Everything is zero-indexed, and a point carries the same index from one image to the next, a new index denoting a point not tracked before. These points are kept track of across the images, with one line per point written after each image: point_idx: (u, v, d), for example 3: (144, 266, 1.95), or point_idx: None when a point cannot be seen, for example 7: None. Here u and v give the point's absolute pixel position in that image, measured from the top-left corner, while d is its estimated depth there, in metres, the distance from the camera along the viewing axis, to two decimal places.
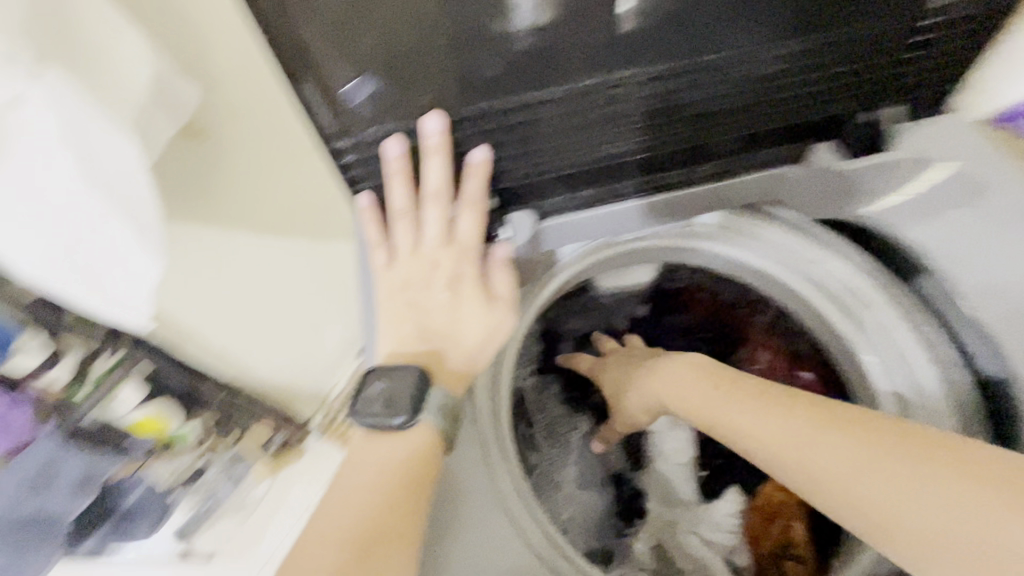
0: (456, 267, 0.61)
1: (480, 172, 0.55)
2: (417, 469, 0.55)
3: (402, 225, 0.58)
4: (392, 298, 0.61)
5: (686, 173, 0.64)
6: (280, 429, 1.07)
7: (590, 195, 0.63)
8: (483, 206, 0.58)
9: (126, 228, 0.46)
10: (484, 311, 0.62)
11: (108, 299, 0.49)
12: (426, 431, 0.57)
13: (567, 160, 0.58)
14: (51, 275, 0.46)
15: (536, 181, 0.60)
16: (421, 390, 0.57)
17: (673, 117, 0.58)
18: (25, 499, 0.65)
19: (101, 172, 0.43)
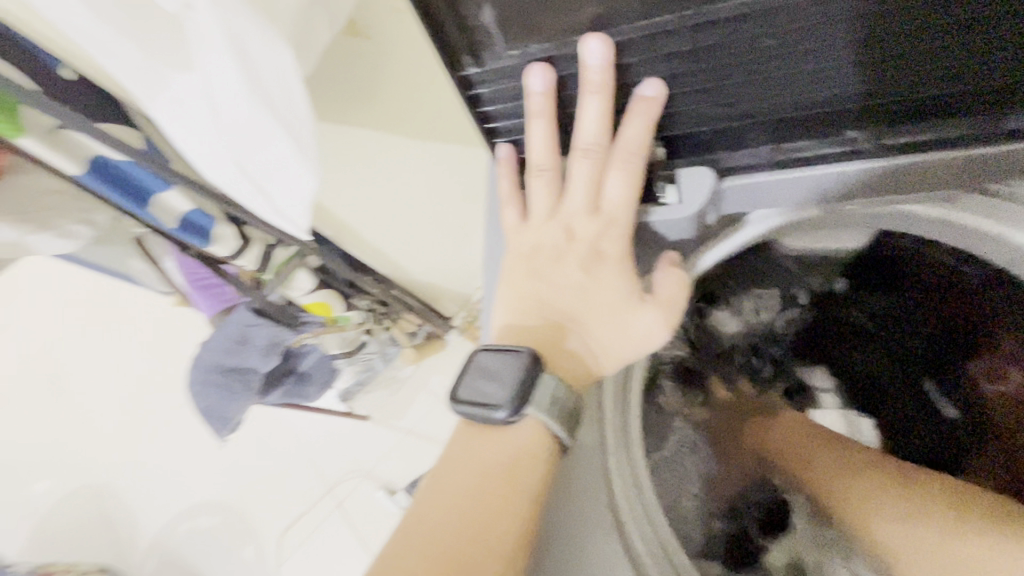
0: (598, 241, 0.48)
1: (648, 112, 0.42)
2: (532, 473, 0.41)
3: (541, 180, 0.48)
4: (515, 268, 0.50)
5: (970, 127, 0.40)
6: (426, 323, 1.16)
7: (797, 149, 0.45)
8: (642, 158, 0.45)
9: (287, 141, 0.47)
10: (624, 307, 0.46)
11: (273, 207, 0.52)
12: (536, 434, 0.43)
13: (765, 97, 0.42)
14: (231, 184, 0.50)
15: (725, 126, 0.44)
16: (534, 378, 0.42)
17: (947, 38, 0.36)
18: (232, 351, 0.83)
19: (262, 87, 0.44)
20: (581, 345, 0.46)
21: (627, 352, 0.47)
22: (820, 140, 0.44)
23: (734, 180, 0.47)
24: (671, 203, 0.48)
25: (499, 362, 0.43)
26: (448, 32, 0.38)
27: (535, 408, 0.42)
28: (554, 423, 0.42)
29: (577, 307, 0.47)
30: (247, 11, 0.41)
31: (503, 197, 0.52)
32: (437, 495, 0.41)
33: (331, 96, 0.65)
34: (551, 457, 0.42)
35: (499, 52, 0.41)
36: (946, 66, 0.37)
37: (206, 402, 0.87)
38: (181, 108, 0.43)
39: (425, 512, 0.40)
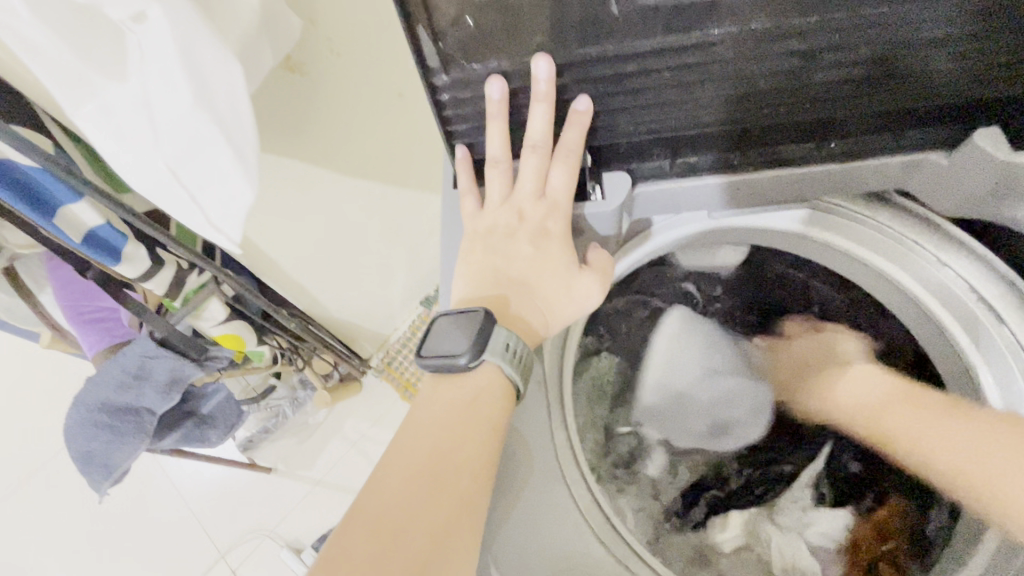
0: (544, 222, 0.52)
1: (582, 123, 0.48)
2: (496, 406, 0.45)
3: (494, 172, 0.52)
4: (472, 249, 0.53)
5: (803, 154, 0.52)
6: (343, 362, 1.12)
7: (691, 162, 0.53)
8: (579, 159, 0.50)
9: (227, 150, 0.48)
10: (569, 272, 0.52)
11: (206, 217, 0.50)
12: (494, 378, 0.45)
13: (658, 122, 0.50)
14: (159, 188, 0.48)
15: (639, 141, 0.52)
16: (489, 329, 0.45)
17: (777, 90, 0.47)
18: (123, 389, 0.75)
19: (207, 96, 0.45)
20: (524, 306, 0.50)
21: (568, 313, 0.52)
22: (710, 161, 0.53)
23: (647, 184, 0.54)
24: (596, 200, 0.53)
25: (454, 322, 0.46)
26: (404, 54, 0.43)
27: (492, 354, 0.45)
28: (512, 367, 0.45)
29: (530, 276, 0.51)
30: (202, 26, 0.43)
31: (461, 188, 0.54)
32: (405, 432, 0.43)
33: (270, 124, 0.67)
34: (509, 395, 0.46)
35: (462, 66, 0.45)
36: (789, 100, 0.48)
37: (87, 446, 0.77)
38: (113, 113, 0.44)
39: (397, 445, 0.42)
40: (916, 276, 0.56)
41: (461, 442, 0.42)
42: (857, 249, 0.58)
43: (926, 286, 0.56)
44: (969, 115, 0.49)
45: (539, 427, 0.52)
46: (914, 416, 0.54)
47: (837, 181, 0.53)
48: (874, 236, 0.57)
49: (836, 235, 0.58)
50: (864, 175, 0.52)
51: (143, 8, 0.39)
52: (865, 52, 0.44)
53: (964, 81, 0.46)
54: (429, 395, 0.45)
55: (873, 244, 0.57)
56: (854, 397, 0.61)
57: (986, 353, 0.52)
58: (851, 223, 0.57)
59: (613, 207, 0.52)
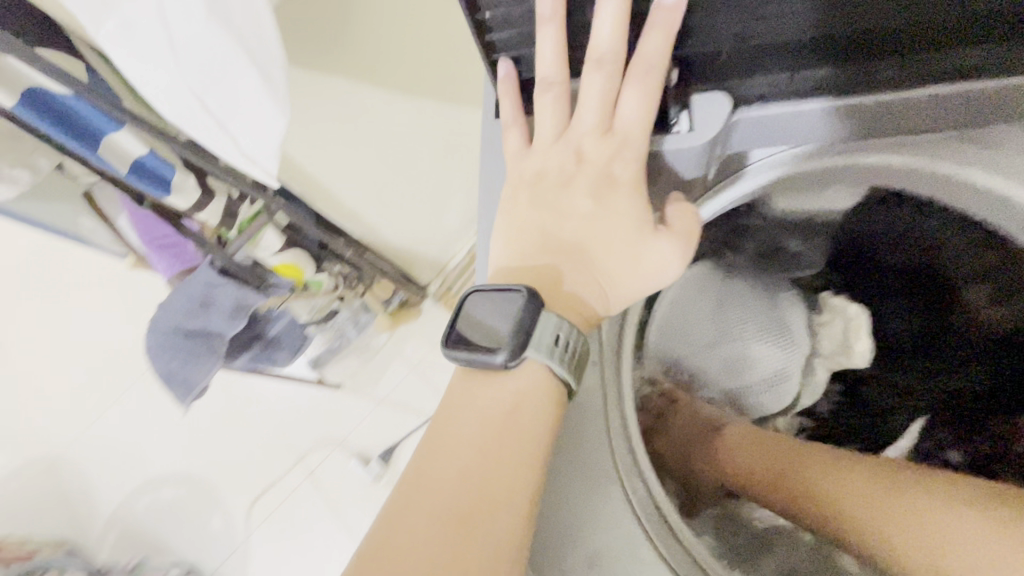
0: (609, 164, 0.44)
1: (670, 24, 0.38)
2: (539, 421, 0.39)
3: (549, 98, 0.44)
4: (517, 198, 0.46)
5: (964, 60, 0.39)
6: (401, 290, 1.12)
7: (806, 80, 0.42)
8: (660, 77, 0.41)
9: (253, 70, 0.43)
10: (640, 235, 0.43)
11: (240, 150, 0.47)
12: (538, 378, 0.40)
13: (769, 24, 0.38)
14: (186, 116, 0.44)
15: (741, 51, 0.40)
16: (534, 319, 0.39)
17: None
18: (191, 314, 0.77)
19: (224, 6, 0.40)
20: (579, 279, 0.43)
21: (638, 286, 0.43)
22: (834, 75, 0.41)
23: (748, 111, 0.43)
24: (682, 132, 0.44)
25: (493, 306, 0.41)
26: None
27: (536, 351, 0.39)
28: (561, 366, 0.40)
29: (586, 239, 0.43)
30: None
31: (505, 120, 0.47)
32: (437, 448, 0.38)
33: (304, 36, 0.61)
34: (558, 400, 0.41)
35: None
36: None
37: (167, 366, 0.82)
38: (134, 30, 0.39)
39: (428, 465, 0.37)
40: None
41: (501, 453, 0.37)
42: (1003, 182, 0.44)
43: None
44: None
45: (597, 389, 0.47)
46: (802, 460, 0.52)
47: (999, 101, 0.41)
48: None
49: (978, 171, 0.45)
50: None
51: None
52: None
53: None
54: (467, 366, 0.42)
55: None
56: (743, 440, 0.58)
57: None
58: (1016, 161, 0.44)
59: (706, 139, 0.43)
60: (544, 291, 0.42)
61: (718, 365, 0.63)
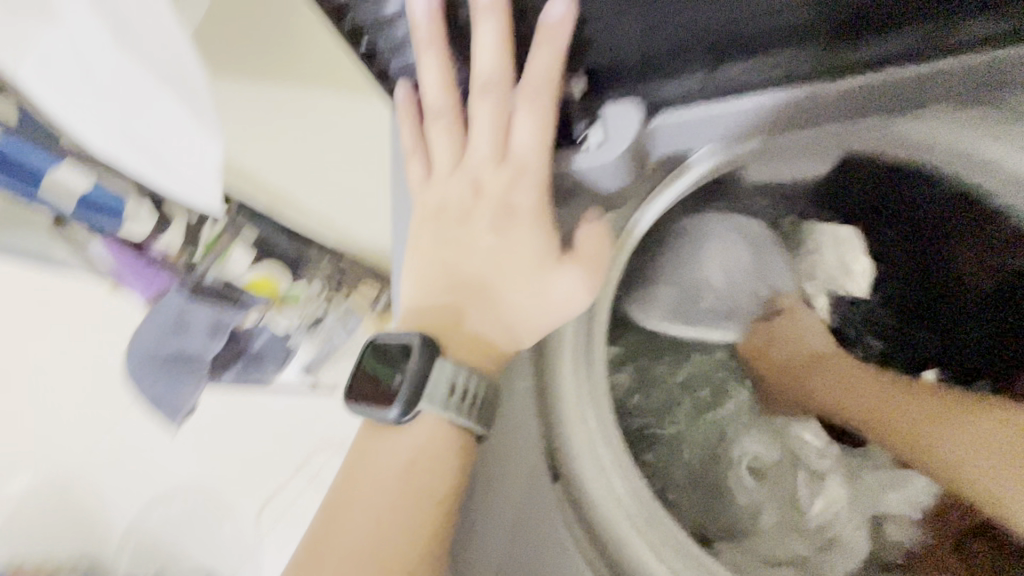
0: (505, 196, 0.48)
1: (553, 45, 0.41)
2: (434, 477, 0.45)
3: (441, 129, 0.49)
4: (422, 234, 0.50)
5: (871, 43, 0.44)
6: (389, 292, 1.10)
7: (711, 86, 0.47)
8: (544, 101, 0.45)
9: (179, 101, 0.41)
10: (535, 267, 0.46)
11: (181, 180, 0.46)
12: (436, 430, 0.45)
13: (685, 25, 0.41)
14: (120, 153, 0.44)
15: (646, 47, 0.43)
16: (426, 370, 0.43)
17: None
18: (169, 338, 0.77)
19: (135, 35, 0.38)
20: (479, 317, 0.47)
21: (544, 314, 0.46)
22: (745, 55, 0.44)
23: (662, 118, 0.49)
24: (594, 146, 0.48)
25: (390, 354, 0.44)
26: None
27: (429, 403, 0.43)
28: (459, 413, 0.44)
29: (484, 273, 0.47)
30: None
31: (408, 149, 0.51)
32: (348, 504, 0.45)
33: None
34: (461, 446, 0.45)
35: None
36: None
37: (151, 391, 0.82)
38: (53, 70, 0.38)
39: (343, 516, 0.45)
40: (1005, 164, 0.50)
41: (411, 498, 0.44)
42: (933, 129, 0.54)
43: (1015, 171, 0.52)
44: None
45: (569, 398, 0.48)
46: (919, 424, 0.59)
47: (884, 94, 0.48)
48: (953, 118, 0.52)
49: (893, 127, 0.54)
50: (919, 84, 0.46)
51: None
52: None
53: None
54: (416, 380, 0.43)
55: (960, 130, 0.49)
56: (837, 376, 0.69)
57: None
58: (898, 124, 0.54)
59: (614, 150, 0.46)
60: (447, 331, 0.46)
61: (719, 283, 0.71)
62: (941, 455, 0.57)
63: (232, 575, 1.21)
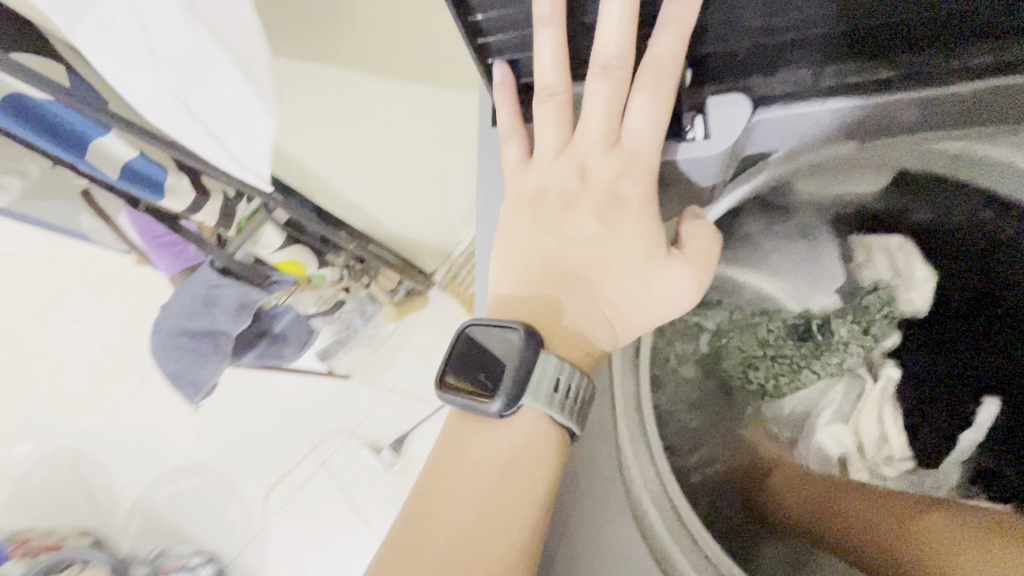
0: (616, 179, 0.40)
1: (682, 20, 0.35)
2: (539, 476, 0.35)
3: (549, 109, 0.41)
4: (517, 217, 0.43)
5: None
6: (407, 279, 1.08)
7: (848, 75, 0.38)
8: (673, 79, 0.38)
9: (239, 79, 0.40)
10: (648, 260, 0.39)
11: (228, 153, 0.45)
12: (540, 425, 0.36)
13: (810, 12, 0.34)
14: (177, 128, 0.42)
15: (766, 44, 0.36)
16: (533, 364, 0.34)
17: None
18: (196, 314, 0.76)
19: (202, 5, 0.37)
20: (576, 316, 0.38)
21: (644, 317, 0.40)
22: (876, 56, 0.37)
23: (768, 112, 0.40)
24: (697, 140, 0.40)
25: (489, 336, 0.37)
26: None
27: (533, 399, 0.34)
28: (561, 414, 0.35)
29: (592, 265, 0.40)
30: None
31: (503, 131, 0.44)
32: (422, 526, 0.34)
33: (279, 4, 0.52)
34: (559, 448, 0.36)
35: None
36: None
37: (176, 366, 0.82)
38: (109, 30, 0.37)
39: (421, 528, 0.34)
40: None
41: (496, 518, 0.33)
42: None
43: None
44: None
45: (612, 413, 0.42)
46: (864, 514, 0.44)
47: None
48: None
49: None
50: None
51: None
52: None
53: None
54: (455, 424, 0.37)
55: None
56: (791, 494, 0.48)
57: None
58: None
59: (715, 154, 0.40)
60: (540, 323, 0.38)
61: (771, 257, 0.53)
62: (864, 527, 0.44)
63: (236, 555, 1.20)
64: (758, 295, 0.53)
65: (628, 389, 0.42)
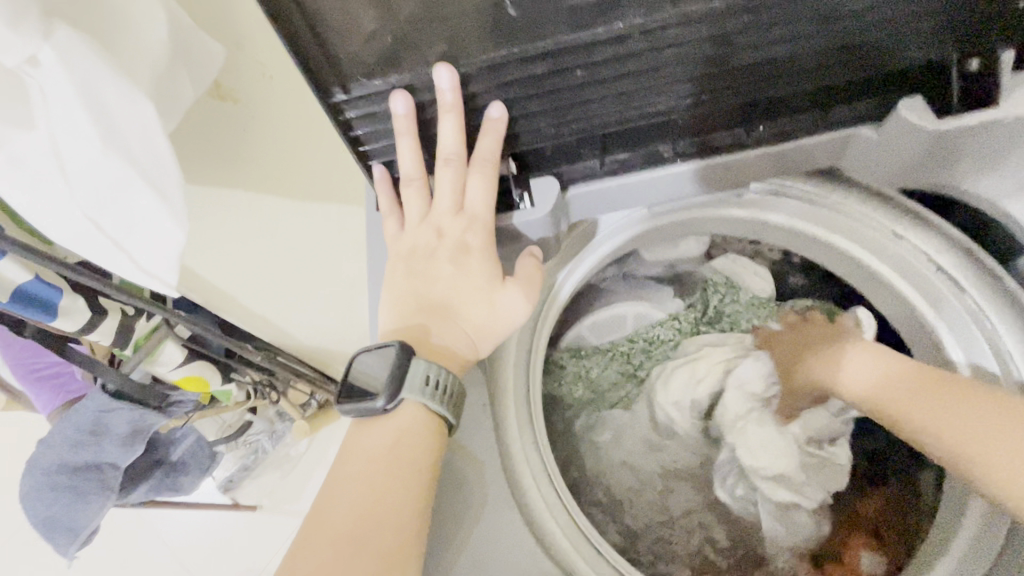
0: (463, 236, 0.50)
1: (498, 131, 0.46)
2: (421, 454, 0.45)
3: (409, 192, 0.50)
4: (395, 271, 0.52)
5: (743, 134, 0.51)
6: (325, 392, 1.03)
7: (626, 158, 0.52)
8: (494, 168, 0.48)
9: (148, 195, 0.45)
10: (491, 285, 0.50)
11: (137, 264, 0.48)
12: (419, 415, 0.46)
13: (593, 117, 0.47)
14: (81, 241, 0.46)
15: (567, 141, 0.50)
16: (406, 368, 0.45)
17: (699, 80, 0.45)
18: (79, 447, 0.72)
19: (119, 137, 0.42)
20: (444, 337, 0.49)
21: (499, 330, 0.51)
22: (648, 144, 0.51)
23: (579, 187, 0.52)
24: (526, 208, 0.51)
25: (375, 355, 0.47)
26: (312, 68, 0.39)
27: (410, 392, 0.45)
28: (434, 402, 0.46)
29: (453, 298, 0.50)
30: (99, 65, 0.40)
31: (382, 211, 0.52)
32: (323, 518, 0.43)
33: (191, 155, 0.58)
34: (440, 430, 0.47)
35: (364, 82, 0.41)
36: (723, 91, 0.47)
37: (50, 507, 0.75)
38: (23, 164, 0.41)
39: (326, 513, 0.44)
40: (887, 263, 0.57)
41: (390, 488, 0.44)
42: (822, 230, 0.59)
43: (892, 265, 0.57)
44: (929, 77, 0.49)
45: (517, 436, 0.52)
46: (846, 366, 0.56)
47: (799, 160, 0.53)
48: (858, 214, 0.57)
49: (800, 222, 0.60)
50: (814, 153, 0.52)
51: (34, 51, 0.37)
52: (788, 31, 0.42)
53: (912, 45, 0.46)
54: (343, 458, 0.46)
55: (831, 224, 0.58)
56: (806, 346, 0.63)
57: (976, 322, 0.53)
58: (814, 208, 0.59)
59: (542, 216, 0.50)
60: (417, 342, 0.49)
61: (637, 293, 0.70)
62: (863, 385, 0.54)
63: None
64: (639, 316, 0.69)
65: (524, 418, 0.53)
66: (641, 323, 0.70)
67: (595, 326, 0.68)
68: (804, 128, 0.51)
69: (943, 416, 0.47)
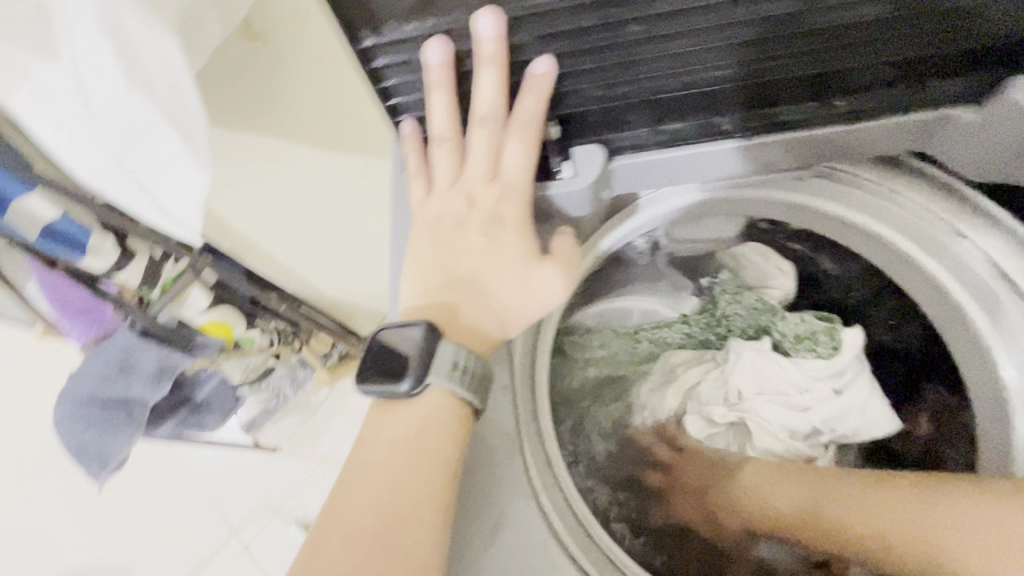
0: (495, 205, 0.48)
1: (541, 90, 0.42)
2: (443, 443, 0.44)
3: (441, 153, 0.48)
4: (421, 239, 0.50)
5: (814, 111, 0.47)
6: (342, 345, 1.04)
7: (678, 128, 0.48)
8: (535, 130, 0.45)
9: (174, 138, 0.44)
10: (524, 264, 0.48)
11: (160, 209, 0.47)
12: (443, 401, 0.45)
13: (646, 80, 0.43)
14: (105, 182, 0.45)
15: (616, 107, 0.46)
16: (432, 349, 0.44)
17: (769, 44, 0.41)
18: (109, 381, 0.74)
19: (144, 74, 0.40)
20: (469, 311, 0.48)
21: (526, 309, 0.49)
22: (704, 115, 0.47)
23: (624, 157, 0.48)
24: (566, 177, 0.48)
25: (397, 332, 0.45)
26: (346, 9, 0.36)
27: (436, 376, 0.44)
28: (460, 387, 0.45)
29: (479, 273, 0.48)
30: None
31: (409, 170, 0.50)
32: (345, 497, 0.44)
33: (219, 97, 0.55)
34: (465, 417, 0.46)
35: (401, 28, 0.38)
36: (795, 58, 0.42)
37: (82, 437, 0.78)
38: (47, 94, 0.39)
39: (348, 492, 0.44)
40: (954, 272, 0.52)
41: (410, 474, 0.43)
42: (880, 224, 0.54)
43: (949, 269, 0.52)
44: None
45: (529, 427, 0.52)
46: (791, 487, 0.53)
47: (868, 142, 0.48)
48: (918, 207, 0.52)
49: (857, 214, 0.55)
50: (882, 136, 0.47)
51: None
52: None
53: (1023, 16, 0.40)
54: (367, 438, 0.46)
55: (888, 217, 0.54)
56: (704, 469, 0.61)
57: None
58: (873, 198, 0.54)
59: (585, 185, 0.46)
60: (442, 320, 0.47)
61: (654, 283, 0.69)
62: (818, 511, 0.50)
63: None
64: (645, 312, 0.69)
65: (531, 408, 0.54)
66: (650, 316, 0.69)
67: (608, 310, 0.68)
68: (881, 106, 0.46)
69: (919, 503, 0.44)
